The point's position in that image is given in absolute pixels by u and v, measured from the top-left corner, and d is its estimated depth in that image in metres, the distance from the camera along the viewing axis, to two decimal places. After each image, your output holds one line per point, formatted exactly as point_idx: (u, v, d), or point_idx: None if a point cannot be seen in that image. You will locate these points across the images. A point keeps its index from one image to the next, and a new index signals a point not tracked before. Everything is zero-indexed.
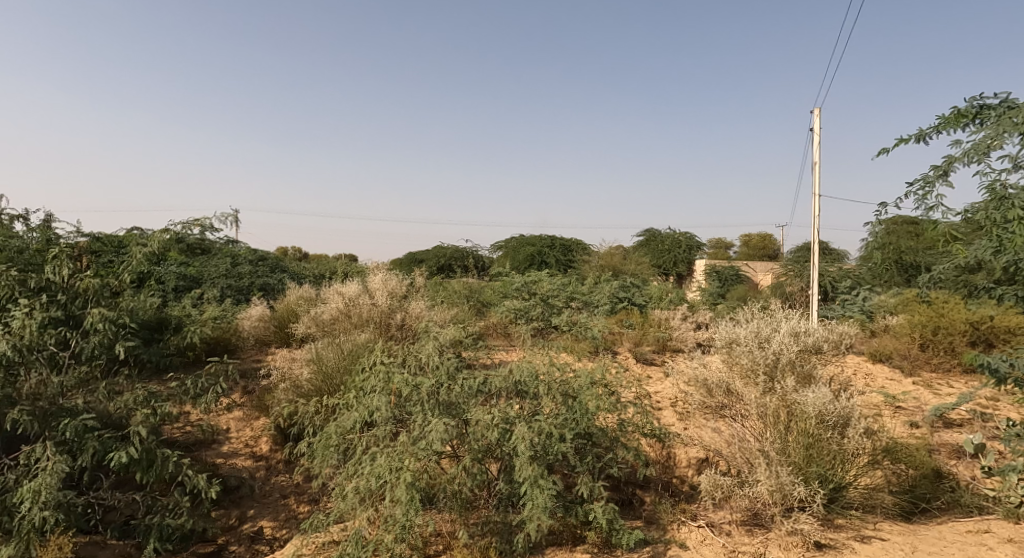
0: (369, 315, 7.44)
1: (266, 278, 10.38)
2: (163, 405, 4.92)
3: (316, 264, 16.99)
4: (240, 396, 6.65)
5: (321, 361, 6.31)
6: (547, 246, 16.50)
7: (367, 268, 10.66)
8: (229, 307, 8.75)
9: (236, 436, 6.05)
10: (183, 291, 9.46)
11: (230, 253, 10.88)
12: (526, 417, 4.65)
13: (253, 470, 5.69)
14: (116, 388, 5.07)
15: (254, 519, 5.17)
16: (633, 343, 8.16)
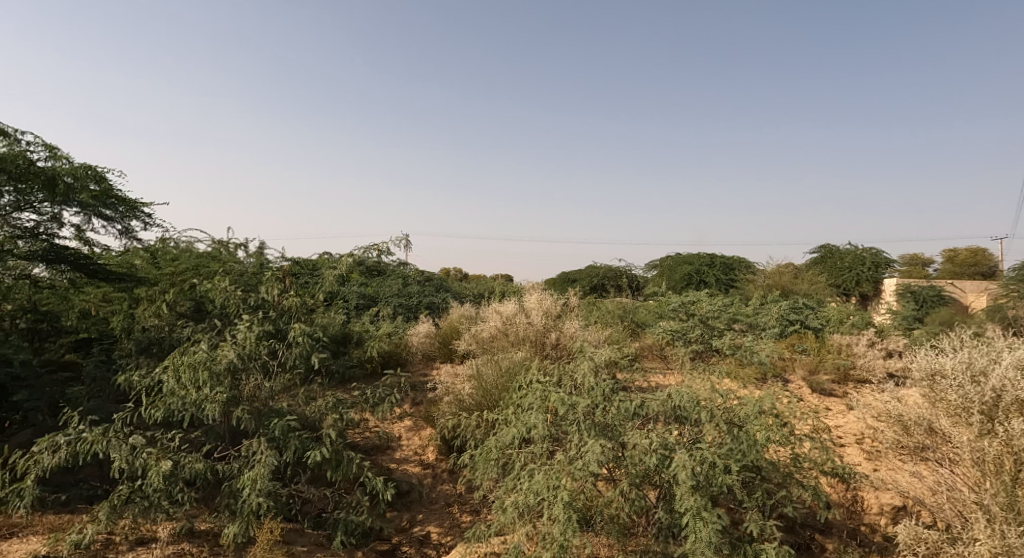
0: (525, 334, 7.62)
1: (432, 297, 11.17)
2: (348, 411, 5.50)
3: (476, 283, 17.94)
4: (409, 407, 7.20)
5: (481, 377, 6.60)
6: (706, 264, 15.75)
7: (524, 288, 11.01)
8: (400, 323, 9.55)
9: (407, 444, 6.55)
10: (362, 308, 10.53)
11: (401, 273, 11.91)
12: (686, 444, 4.46)
13: (422, 476, 6.10)
14: (312, 394, 5.77)
15: (423, 523, 5.53)
16: (807, 371, 7.48)
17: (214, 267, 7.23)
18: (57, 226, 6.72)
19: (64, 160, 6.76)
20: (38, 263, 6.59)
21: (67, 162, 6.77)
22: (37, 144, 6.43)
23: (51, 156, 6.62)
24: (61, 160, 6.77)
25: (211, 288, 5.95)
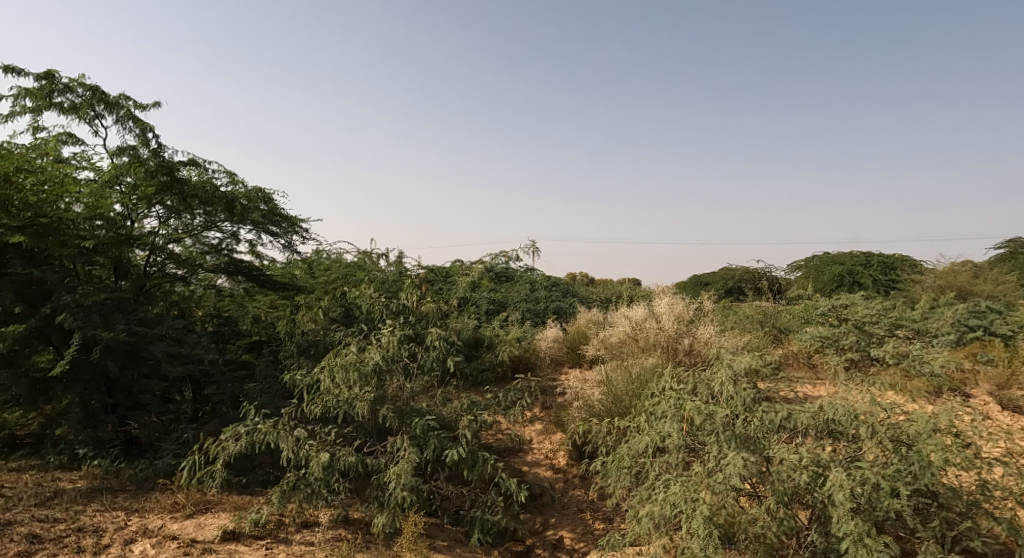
0: (656, 340, 7.37)
1: (559, 302, 11.22)
2: (481, 413, 5.66)
3: (603, 288, 17.74)
4: (539, 410, 7.26)
5: (611, 383, 6.49)
6: (861, 263, 14.27)
7: (653, 292, 10.70)
8: (529, 328, 9.68)
9: (538, 448, 6.62)
10: (492, 313, 10.83)
11: (529, 279, 12.10)
12: (842, 462, 4.05)
13: (553, 481, 6.12)
14: (448, 396, 6.03)
15: (556, 527, 5.54)
16: (994, 385, 6.49)
17: (360, 276, 7.94)
18: (235, 242, 7.67)
19: (240, 185, 7.74)
20: (221, 275, 7.60)
21: (242, 186, 7.74)
22: (221, 171, 7.42)
23: (231, 181, 7.59)
24: (238, 185, 7.74)
25: (359, 295, 6.46)
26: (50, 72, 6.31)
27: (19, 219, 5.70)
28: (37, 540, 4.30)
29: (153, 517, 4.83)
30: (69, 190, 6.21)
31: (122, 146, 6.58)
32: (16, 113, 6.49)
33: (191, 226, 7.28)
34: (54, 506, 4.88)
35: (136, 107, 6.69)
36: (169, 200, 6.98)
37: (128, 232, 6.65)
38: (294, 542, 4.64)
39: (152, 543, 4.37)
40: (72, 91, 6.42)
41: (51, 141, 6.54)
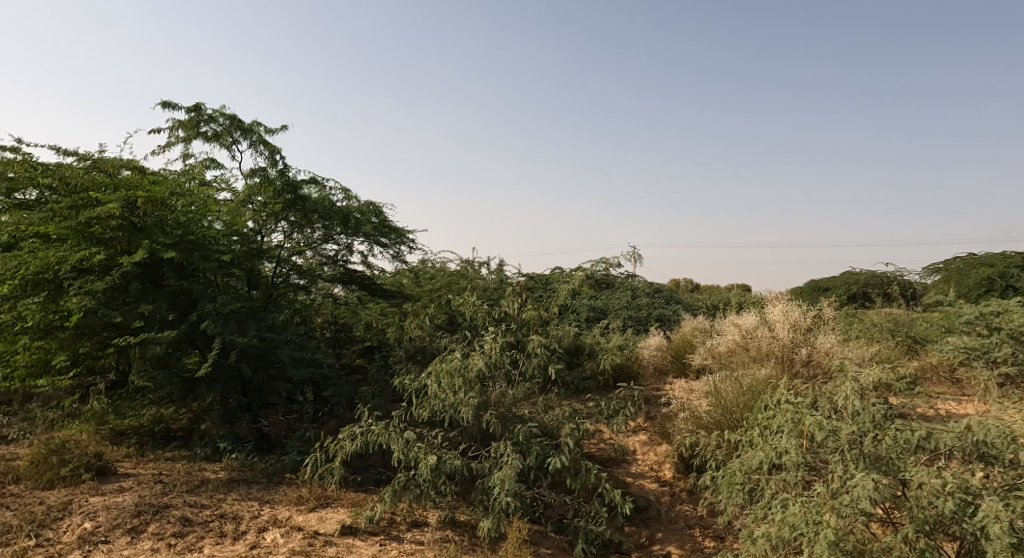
0: (769, 349, 6.94)
1: (662, 309, 10.90)
2: (584, 421, 5.60)
3: (709, 294, 17.00)
4: (643, 420, 7.08)
5: (719, 393, 6.19)
6: (1013, 265, 12.63)
7: (765, 298, 10.10)
8: (631, 336, 9.48)
9: (642, 459, 6.45)
10: (593, 321, 10.73)
11: (630, 285, 11.86)
12: (997, 490, 3.59)
13: (659, 494, 5.94)
14: (550, 403, 6.03)
15: (662, 542, 5.36)
16: None
17: (463, 284, 8.18)
18: (350, 253, 8.19)
19: (354, 200, 8.26)
20: (337, 284, 8.16)
21: (356, 201, 8.25)
22: (337, 188, 7.95)
23: (346, 197, 8.12)
24: (352, 200, 8.25)
25: (462, 303, 6.66)
26: (198, 105, 7.11)
27: (172, 237, 6.40)
28: (188, 523, 4.80)
29: (282, 509, 5.23)
30: (211, 209, 6.85)
31: (255, 168, 7.25)
32: (171, 142, 7.37)
33: (311, 239, 7.84)
34: (201, 493, 5.43)
35: (267, 132, 7.34)
36: (293, 216, 7.60)
37: (259, 246, 7.34)
38: (406, 540, 4.84)
39: (281, 533, 4.73)
40: (215, 120, 7.18)
41: (198, 166, 7.33)
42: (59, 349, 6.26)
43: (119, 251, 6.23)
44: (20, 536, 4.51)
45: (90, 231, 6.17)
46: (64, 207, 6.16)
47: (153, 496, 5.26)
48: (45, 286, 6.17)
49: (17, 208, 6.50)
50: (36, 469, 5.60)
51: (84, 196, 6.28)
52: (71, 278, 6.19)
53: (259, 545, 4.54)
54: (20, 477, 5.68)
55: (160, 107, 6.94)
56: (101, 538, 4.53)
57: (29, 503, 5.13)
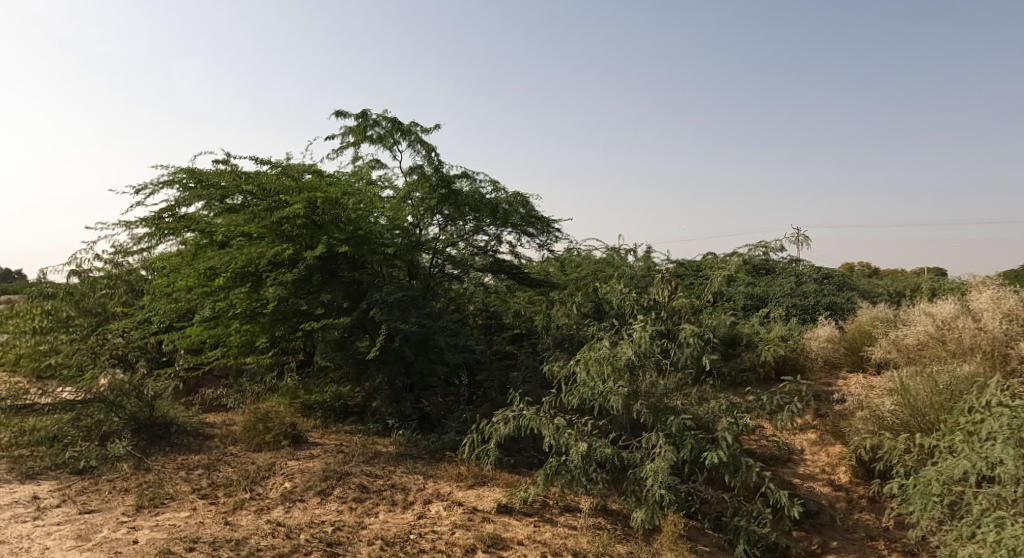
0: (974, 343, 5.97)
1: (834, 297, 9.87)
2: (743, 416, 5.26)
3: (890, 280, 15.06)
4: (812, 418, 6.49)
5: (906, 391, 5.42)
6: None
7: (966, 284, 8.69)
8: (796, 326, 8.71)
9: (812, 460, 5.93)
10: (751, 309, 10.03)
11: (794, 271, 10.89)
12: None
13: (833, 499, 5.42)
14: (704, 396, 5.75)
15: (838, 551, 4.89)
16: None
17: (609, 272, 8.10)
18: (498, 244, 8.47)
19: (503, 191, 8.51)
20: (487, 274, 8.50)
21: (504, 193, 8.48)
22: (487, 181, 8.23)
23: (495, 189, 8.39)
24: (500, 191, 8.50)
25: (610, 291, 6.60)
26: (364, 111, 7.76)
27: (345, 233, 7.09)
28: (365, 490, 5.32)
29: (443, 484, 5.59)
30: (376, 206, 7.46)
31: (414, 166, 7.77)
32: (343, 147, 8.15)
33: (463, 230, 8.23)
34: (375, 464, 5.99)
35: (423, 131, 7.82)
36: (447, 209, 8.04)
37: (417, 238, 7.88)
38: (559, 523, 4.93)
39: (444, 506, 5.05)
40: (378, 124, 7.79)
41: (365, 168, 8.03)
42: (260, 332, 7.20)
43: (304, 246, 7.04)
44: (237, 489, 5.32)
45: (281, 230, 7.01)
46: (262, 210, 7.10)
47: (337, 463, 5.91)
48: (249, 278, 7.14)
49: (228, 212, 7.58)
50: (247, 434, 6.56)
51: (277, 200, 7.21)
52: (269, 271, 7.11)
53: (426, 515, 4.88)
54: (235, 440, 6.69)
55: (334, 116, 7.69)
56: (297, 497, 5.18)
57: (242, 462, 6.02)
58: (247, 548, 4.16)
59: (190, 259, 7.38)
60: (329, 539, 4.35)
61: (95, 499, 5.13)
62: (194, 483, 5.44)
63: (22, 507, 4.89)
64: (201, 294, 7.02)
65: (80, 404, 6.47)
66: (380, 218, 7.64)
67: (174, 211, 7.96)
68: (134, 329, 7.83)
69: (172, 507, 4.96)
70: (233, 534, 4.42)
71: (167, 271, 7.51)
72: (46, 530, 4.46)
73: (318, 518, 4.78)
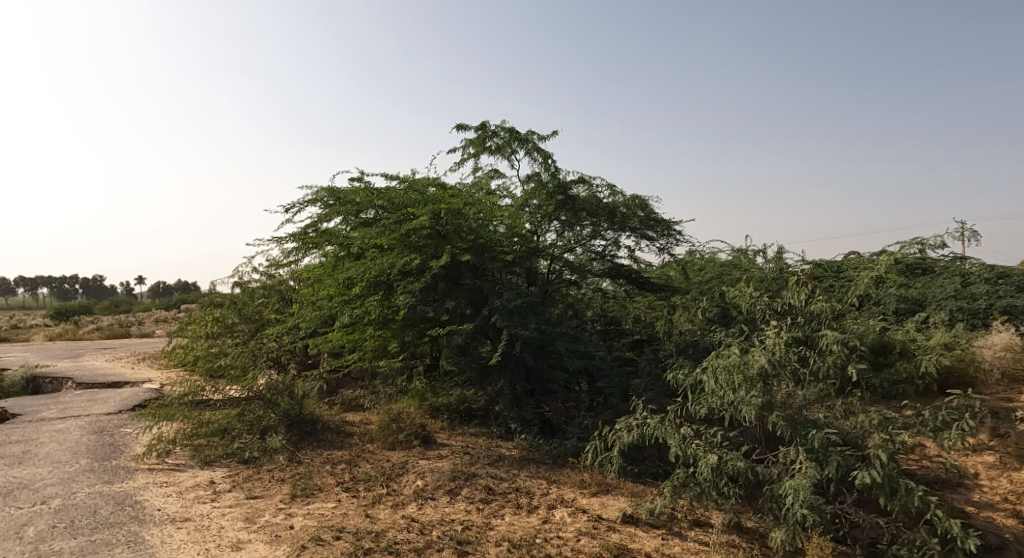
0: None
1: (1010, 299, 8.59)
2: (901, 433, 4.72)
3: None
4: (987, 439, 5.70)
5: None
6: None
7: None
8: (962, 332, 7.70)
9: (989, 487, 5.20)
10: (906, 314, 9.02)
11: (958, 270, 9.63)
12: None
13: (1019, 533, 4.70)
14: (851, 409, 5.24)
15: None
16: None
17: (736, 275, 7.68)
18: (617, 248, 8.36)
19: (620, 195, 8.37)
20: (605, 279, 8.41)
21: (622, 196, 8.35)
22: (604, 185, 8.16)
23: (612, 193, 8.29)
24: (618, 195, 8.38)
25: (739, 295, 6.25)
26: (483, 123, 8.02)
27: (467, 241, 7.36)
28: (491, 492, 5.46)
29: (567, 489, 5.59)
30: (495, 215, 7.68)
31: (531, 174, 7.89)
32: (463, 159, 8.47)
33: (581, 236, 8.21)
34: (499, 467, 6.13)
35: (540, 139, 7.91)
36: (564, 215, 8.06)
37: (536, 245, 7.98)
38: (689, 538, 4.73)
39: (569, 512, 5.04)
40: (497, 135, 8.01)
41: (485, 178, 8.29)
42: (391, 337, 7.66)
43: (429, 256, 7.40)
44: (375, 484, 5.69)
45: (409, 241, 7.40)
46: (392, 222, 7.56)
47: (464, 464, 6.12)
48: (380, 286, 7.59)
49: (362, 225, 8.18)
50: (382, 433, 6.99)
51: (405, 212, 7.65)
52: (399, 280, 7.56)
53: (551, 520, 4.90)
54: (372, 438, 7.17)
55: (455, 129, 8.02)
56: (429, 495, 5.43)
57: (379, 459, 6.44)
58: (386, 540, 4.42)
59: (331, 270, 8.04)
60: (460, 537, 4.51)
61: (258, 486, 5.74)
62: (338, 477, 5.91)
63: (202, 490, 5.59)
64: (341, 302, 7.62)
65: (244, 401, 7.24)
66: (499, 227, 7.84)
67: (317, 226, 8.74)
68: (287, 334, 8.70)
69: (321, 497, 5.41)
70: (374, 526, 4.73)
71: (312, 281, 8.24)
72: (220, 511, 5.05)
73: (448, 516, 4.97)
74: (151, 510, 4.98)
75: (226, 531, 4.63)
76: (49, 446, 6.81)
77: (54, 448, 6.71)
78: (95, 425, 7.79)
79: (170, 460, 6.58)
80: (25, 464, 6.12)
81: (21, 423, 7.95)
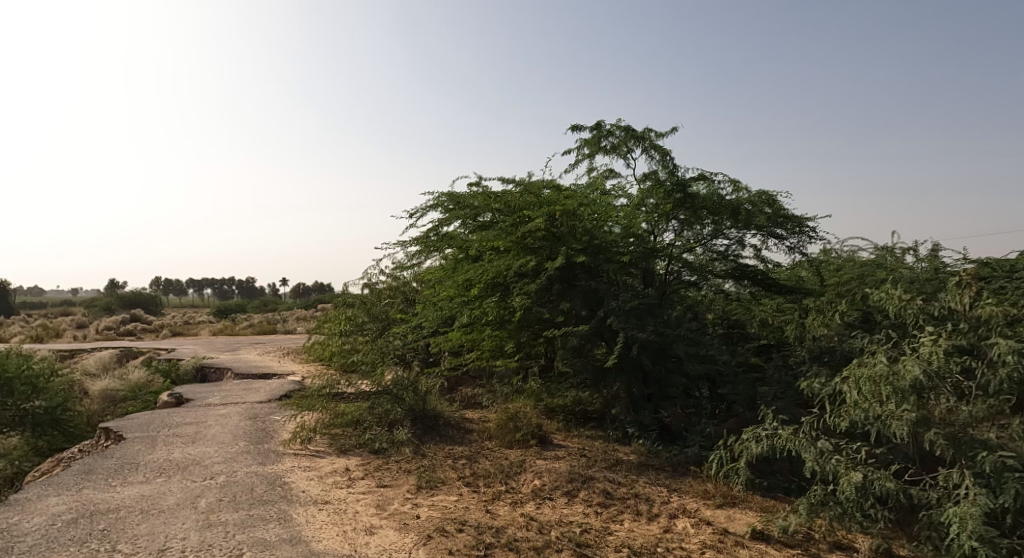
0: None
1: None
2: None
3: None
4: None
5: None
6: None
7: None
8: None
9: None
10: None
11: None
12: None
13: None
14: None
15: None
16: None
17: (881, 276, 6.97)
18: (741, 248, 7.92)
19: (745, 191, 7.91)
20: (728, 279, 7.98)
21: (746, 193, 7.90)
22: (726, 181, 7.77)
23: (736, 189, 7.86)
24: (742, 191, 7.93)
25: (885, 298, 5.67)
26: (598, 122, 7.96)
27: (582, 243, 7.32)
28: (610, 496, 5.39)
29: (690, 499, 5.38)
30: (611, 215, 7.57)
31: (648, 172, 7.69)
32: (578, 160, 8.45)
33: (701, 235, 7.87)
34: (617, 472, 6.03)
35: (658, 136, 7.68)
36: (683, 214, 7.77)
37: (652, 246, 7.74)
38: None
39: (692, 523, 4.85)
40: (612, 134, 7.90)
41: (600, 178, 8.21)
42: (508, 337, 7.82)
43: (544, 258, 7.48)
44: (495, 481, 5.83)
45: (525, 243, 7.53)
46: (508, 225, 7.71)
47: (582, 467, 6.10)
48: (498, 288, 7.78)
49: (479, 228, 8.44)
50: (500, 431, 7.15)
51: (521, 215, 7.76)
52: (515, 281, 7.66)
53: (672, 530, 4.75)
54: (490, 435, 7.35)
55: (569, 130, 8.02)
56: (546, 495, 5.47)
57: (498, 457, 6.59)
58: (506, 537, 4.52)
59: (450, 271, 8.37)
60: (579, 540, 4.50)
61: (387, 476, 6.11)
62: (460, 471, 6.13)
63: (339, 476, 6.06)
64: (460, 303, 7.89)
65: (374, 396, 7.73)
66: (614, 227, 7.71)
67: (437, 230, 9.15)
68: (411, 332, 9.20)
69: (444, 491, 5.64)
70: (494, 522, 4.85)
71: (433, 283, 8.64)
72: (355, 497, 5.43)
73: (566, 518, 4.97)
74: (297, 492, 5.47)
75: (361, 516, 4.97)
76: (214, 428, 7.72)
77: (218, 430, 7.60)
78: (250, 412, 8.73)
79: (312, 446, 7.19)
80: (196, 442, 6.99)
81: (192, 407, 9.08)
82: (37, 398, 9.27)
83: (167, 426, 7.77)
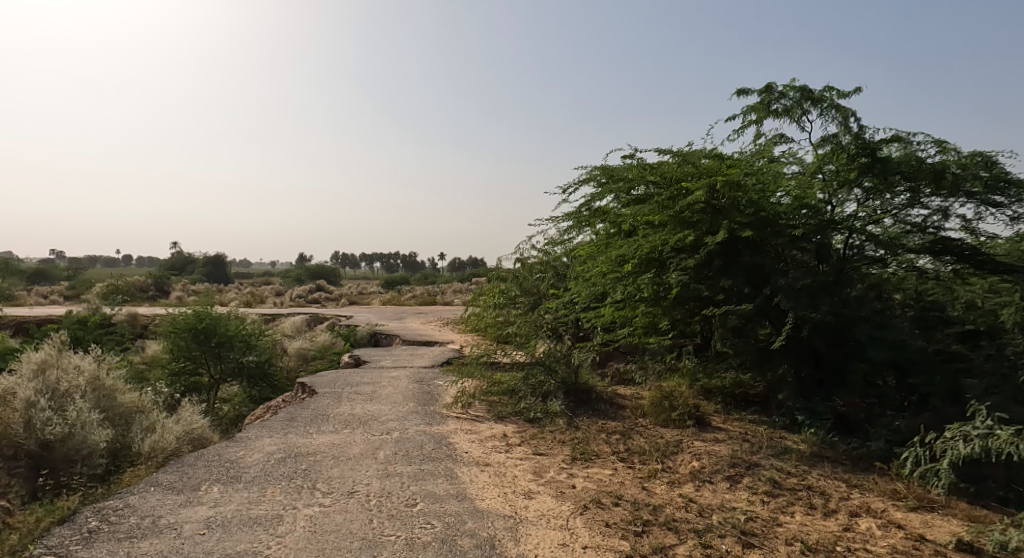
0: None
1: None
2: None
3: None
4: None
5: None
6: None
7: None
8: None
9: None
10: None
11: None
12: None
13: None
14: None
15: None
16: None
17: None
18: (944, 218, 6.86)
19: (951, 152, 6.78)
20: (925, 255, 6.97)
21: (954, 153, 6.77)
22: (928, 142, 6.70)
23: (941, 150, 6.76)
24: (949, 153, 6.81)
25: None
26: (770, 85, 7.28)
27: (748, 215, 6.77)
28: (778, 486, 5.04)
29: (874, 498, 4.86)
30: (781, 184, 6.90)
31: (827, 136, 6.88)
32: (743, 127, 7.82)
33: (892, 204, 6.92)
34: (786, 461, 5.61)
35: (840, 95, 6.81)
36: (870, 181, 6.80)
37: (830, 217, 6.96)
38: None
39: (877, 524, 4.38)
40: (786, 96, 7.18)
41: (767, 145, 7.54)
42: (662, 315, 7.52)
43: (704, 232, 7.01)
44: (651, 459, 5.73)
45: (683, 217, 7.13)
46: (665, 198, 7.38)
47: (745, 452, 5.77)
48: (653, 264, 7.48)
49: (633, 202, 8.22)
50: (655, 409, 7.00)
51: (679, 187, 7.39)
52: (671, 257, 7.31)
53: (854, 529, 4.32)
54: (644, 413, 7.23)
55: (735, 95, 7.43)
56: (706, 477, 5.27)
57: (653, 435, 6.47)
58: (664, 515, 4.44)
59: (602, 248, 8.23)
60: (743, 527, 4.28)
61: (543, 444, 6.29)
62: (614, 446, 6.12)
63: (498, 441, 6.37)
64: (613, 279, 7.69)
65: (528, 366, 7.97)
66: (784, 197, 7.05)
67: (589, 205, 9.10)
68: (562, 307, 9.29)
69: (598, 464, 5.67)
70: (651, 499, 4.79)
71: (585, 258, 8.61)
72: (513, 462, 5.68)
73: (729, 503, 4.75)
74: (461, 452, 5.86)
75: (519, 480, 5.18)
76: (388, 389, 8.50)
77: (391, 391, 8.34)
78: (417, 376, 9.47)
79: (471, 411, 7.60)
80: (373, 401, 7.75)
81: (368, 369, 10.07)
82: (249, 353, 10.88)
83: (349, 384, 8.70)
